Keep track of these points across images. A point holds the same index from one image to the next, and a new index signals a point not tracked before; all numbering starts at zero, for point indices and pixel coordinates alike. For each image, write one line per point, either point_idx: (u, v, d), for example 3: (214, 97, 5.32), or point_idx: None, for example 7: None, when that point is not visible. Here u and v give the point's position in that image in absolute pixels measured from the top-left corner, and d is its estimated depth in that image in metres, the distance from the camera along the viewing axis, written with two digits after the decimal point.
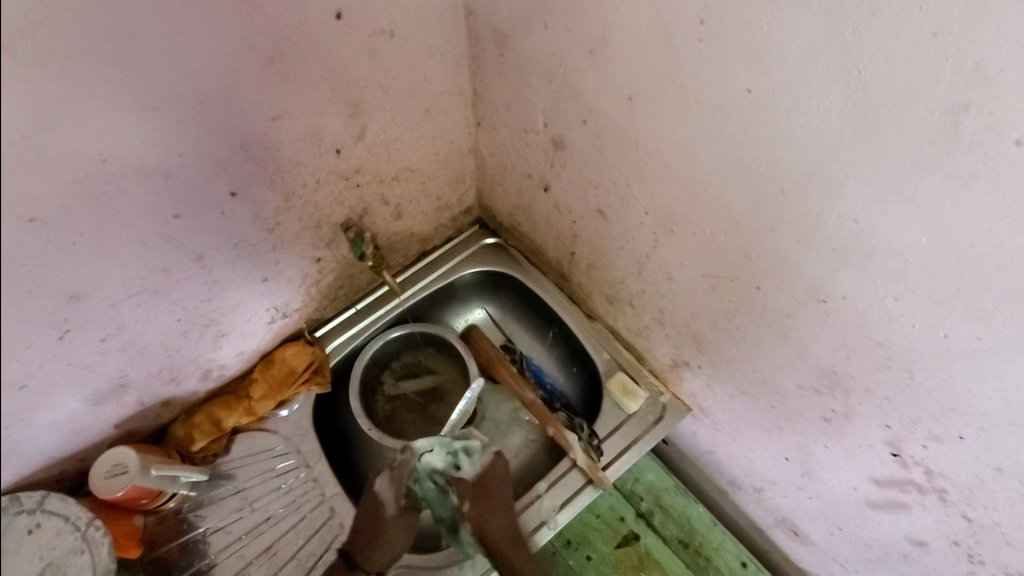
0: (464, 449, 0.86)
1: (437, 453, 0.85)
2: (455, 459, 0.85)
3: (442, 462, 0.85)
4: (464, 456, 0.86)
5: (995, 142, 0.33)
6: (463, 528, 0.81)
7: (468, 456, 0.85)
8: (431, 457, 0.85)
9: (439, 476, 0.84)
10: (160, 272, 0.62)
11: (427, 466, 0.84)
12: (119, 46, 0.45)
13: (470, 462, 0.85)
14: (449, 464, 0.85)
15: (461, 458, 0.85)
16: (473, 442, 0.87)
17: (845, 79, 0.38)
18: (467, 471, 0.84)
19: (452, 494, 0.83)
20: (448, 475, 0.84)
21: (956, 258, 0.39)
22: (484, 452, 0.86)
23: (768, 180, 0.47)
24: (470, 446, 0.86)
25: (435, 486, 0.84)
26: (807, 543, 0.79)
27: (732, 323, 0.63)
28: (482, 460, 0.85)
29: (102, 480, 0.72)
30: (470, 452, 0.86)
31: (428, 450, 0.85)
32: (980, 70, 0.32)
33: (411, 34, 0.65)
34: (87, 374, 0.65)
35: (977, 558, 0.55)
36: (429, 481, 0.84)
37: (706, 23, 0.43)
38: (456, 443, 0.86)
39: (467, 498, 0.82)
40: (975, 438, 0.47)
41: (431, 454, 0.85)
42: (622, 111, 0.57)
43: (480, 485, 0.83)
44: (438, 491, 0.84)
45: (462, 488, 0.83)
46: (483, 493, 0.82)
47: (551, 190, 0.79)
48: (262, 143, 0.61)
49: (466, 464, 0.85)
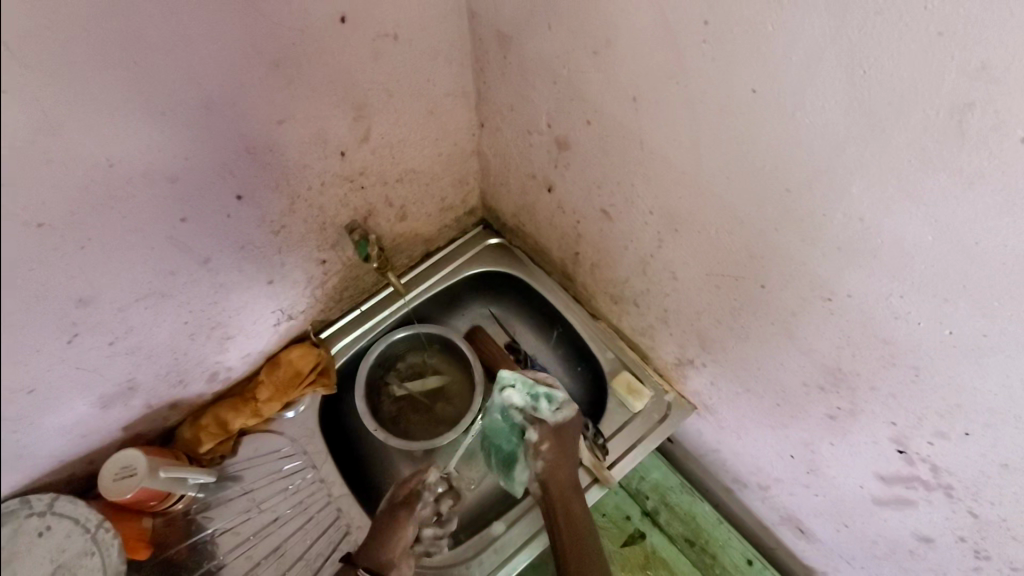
0: (547, 396, 0.82)
1: (519, 394, 0.81)
2: (534, 402, 0.81)
3: (521, 401, 0.81)
4: (545, 402, 0.81)
5: (1000, 140, 0.33)
6: (521, 465, 0.82)
7: (551, 403, 0.81)
8: (511, 394, 0.81)
9: (517, 414, 0.81)
10: (168, 275, 0.62)
11: (505, 401, 0.81)
12: (125, 51, 0.46)
13: (554, 408, 0.81)
14: (530, 405, 0.81)
15: (542, 403, 0.81)
16: (558, 390, 0.82)
17: (850, 79, 0.38)
18: (549, 416, 0.81)
19: (529, 433, 0.80)
20: (526, 416, 0.81)
21: (961, 255, 0.39)
22: (568, 404, 0.82)
23: (773, 180, 0.48)
24: (554, 395, 0.81)
25: (507, 421, 0.82)
26: (813, 541, 0.79)
27: (737, 321, 0.63)
28: (565, 409, 0.82)
29: (111, 483, 0.72)
30: (553, 400, 0.81)
31: (510, 385, 0.81)
32: (985, 68, 0.32)
33: (415, 36, 0.65)
34: (95, 377, 0.65)
35: (983, 553, 0.56)
36: (511, 415, 0.82)
37: (710, 24, 0.44)
38: (540, 388, 0.81)
39: (547, 440, 0.80)
40: (981, 434, 0.47)
41: (512, 392, 0.81)
42: (627, 111, 0.57)
43: (560, 432, 0.80)
44: (513, 426, 0.82)
45: (545, 428, 0.80)
46: (562, 440, 0.81)
47: (554, 190, 0.80)
48: (267, 147, 0.62)
49: (547, 408, 0.81)
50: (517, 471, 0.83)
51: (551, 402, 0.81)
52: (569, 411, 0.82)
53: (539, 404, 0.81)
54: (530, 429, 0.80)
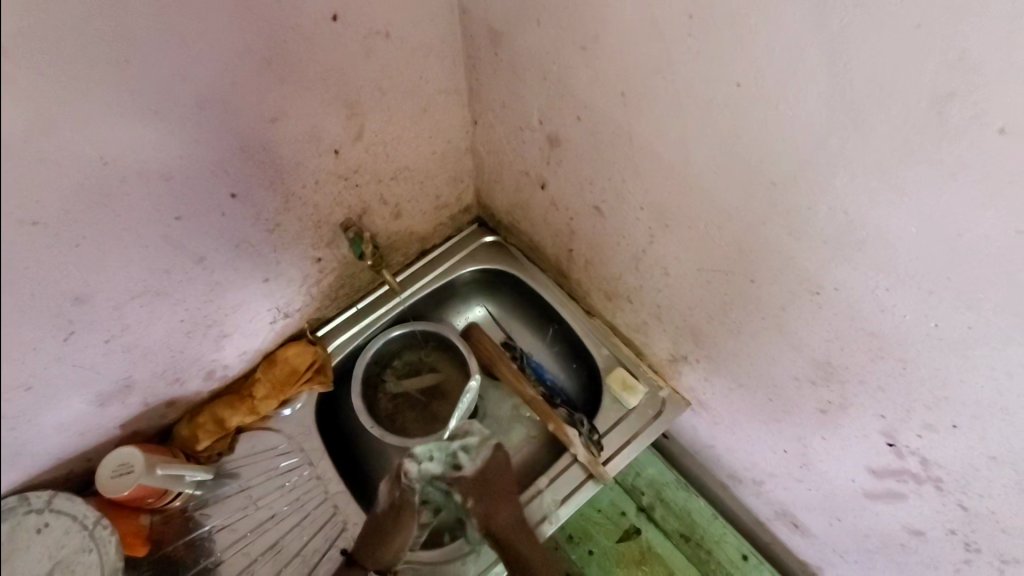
0: (463, 448, 0.88)
1: (437, 460, 0.86)
2: (453, 461, 0.87)
3: (441, 467, 0.86)
4: (464, 455, 0.88)
5: (981, 130, 0.34)
6: (470, 524, 0.83)
7: (469, 453, 0.88)
8: (429, 465, 0.85)
9: (440, 482, 0.85)
10: (163, 273, 0.63)
11: (426, 474, 0.85)
12: (118, 50, 0.46)
13: (471, 457, 0.88)
14: (449, 464, 0.86)
15: (460, 458, 0.87)
16: (471, 437, 0.89)
17: (832, 72, 0.38)
18: (468, 466, 0.86)
19: (455, 494, 0.85)
20: (449, 478, 0.85)
21: (944, 247, 0.39)
22: (483, 445, 0.89)
23: (761, 173, 0.48)
24: (469, 445, 0.88)
25: (435, 492, 0.85)
26: (808, 535, 0.79)
27: (728, 316, 0.63)
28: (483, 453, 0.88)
29: (108, 480, 0.73)
30: (468, 450, 0.88)
31: (426, 457, 0.85)
32: (964, 59, 0.32)
33: (406, 34, 0.66)
34: (92, 375, 0.66)
35: (973, 546, 0.56)
36: (434, 486, 0.85)
37: (695, 18, 0.44)
38: (454, 443, 0.87)
39: (472, 495, 0.84)
40: (968, 426, 0.47)
41: (428, 462, 0.85)
42: (616, 106, 0.58)
43: (482, 476, 0.86)
44: (442, 495, 0.85)
45: (466, 484, 0.85)
46: (490, 484, 0.85)
47: (548, 187, 0.80)
48: (261, 145, 0.62)
49: (465, 460, 0.87)
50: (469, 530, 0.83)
51: (468, 453, 0.88)
52: (484, 453, 0.88)
53: (459, 457, 0.87)
54: (455, 490, 0.85)
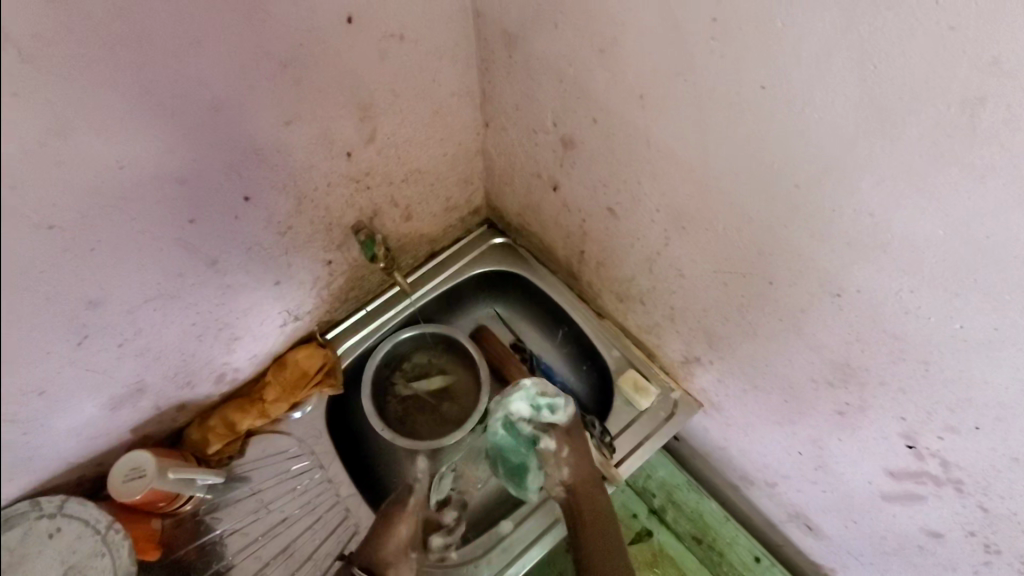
0: (550, 404, 0.84)
1: (526, 402, 0.85)
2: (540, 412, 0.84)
3: (529, 411, 0.84)
4: (549, 410, 0.84)
5: (1012, 133, 0.34)
6: (532, 472, 0.84)
7: (555, 411, 0.83)
8: (515, 405, 0.85)
9: (526, 425, 0.84)
10: (176, 277, 0.63)
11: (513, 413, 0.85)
12: (134, 53, 0.46)
13: (559, 413, 0.83)
14: (536, 412, 0.84)
15: (547, 413, 0.83)
16: (559, 395, 0.84)
17: (861, 75, 0.38)
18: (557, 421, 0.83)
19: (545, 442, 0.83)
20: (536, 425, 0.84)
21: (972, 249, 0.39)
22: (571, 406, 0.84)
23: (782, 175, 0.48)
24: (557, 402, 0.84)
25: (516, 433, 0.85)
26: (821, 537, 0.79)
27: (744, 318, 0.63)
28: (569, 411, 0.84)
29: (120, 485, 0.72)
30: (555, 407, 0.84)
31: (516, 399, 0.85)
32: (998, 63, 0.32)
33: (420, 36, 0.66)
34: (104, 378, 0.66)
35: (993, 548, 0.56)
36: (518, 426, 0.85)
37: (718, 21, 0.44)
38: (544, 398, 0.84)
39: (567, 445, 0.82)
40: (992, 428, 0.47)
41: (518, 403, 0.84)
42: (634, 109, 0.57)
43: (572, 433, 0.83)
44: (523, 438, 0.85)
45: (559, 434, 0.83)
46: (576, 442, 0.83)
47: (560, 189, 0.80)
48: (275, 148, 0.62)
49: (551, 415, 0.84)
50: (529, 480, 0.84)
51: (557, 409, 0.83)
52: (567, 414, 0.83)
53: (545, 412, 0.84)
54: (545, 437, 0.83)
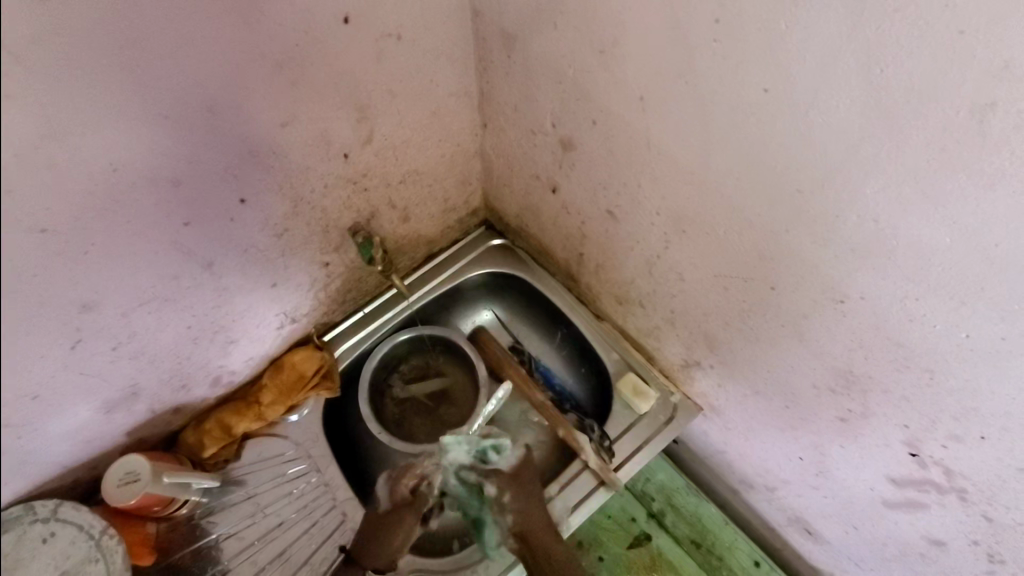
0: (494, 447, 0.87)
1: (465, 451, 0.86)
2: (484, 455, 0.86)
3: (468, 458, 0.86)
4: (494, 453, 0.87)
5: (1022, 140, 0.33)
6: (488, 528, 0.82)
7: (500, 453, 0.87)
8: (452, 453, 0.86)
9: (471, 473, 0.86)
10: (170, 280, 0.62)
11: (454, 463, 0.86)
12: (127, 54, 0.45)
13: (501, 456, 0.87)
14: (479, 455, 0.86)
15: (490, 454, 0.87)
16: (500, 438, 0.88)
17: (866, 79, 0.37)
18: (501, 465, 0.86)
19: (487, 488, 0.84)
20: (478, 471, 0.86)
21: (980, 257, 0.38)
22: (514, 452, 0.88)
23: (786, 180, 0.47)
24: (501, 444, 0.87)
25: (463, 483, 0.85)
26: (822, 543, 0.78)
27: (745, 323, 0.63)
28: (513, 456, 0.88)
29: (115, 489, 0.71)
30: (498, 449, 0.87)
31: (453, 446, 0.86)
32: (1008, 68, 0.31)
33: (418, 37, 0.65)
34: (98, 383, 0.65)
35: (997, 557, 0.55)
36: (465, 477, 0.86)
37: (721, 22, 0.43)
38: (488, 441, 0.87)
39: (507, 489, 0.84)
40: (997, 438, 0.46)
41: (457, 451, 0.86)
42: (634, 111, 0.57)
43: (517, 478, 0.85)
44: (472, 487, 0.85)
45: (501, 479, 0.85)
46: (523, 485, 0.84)
47: (559, 191, 0.79)
48: (271, 149, 0.61)
49: (495, 458, 0.86)
50: (488, 535, 0.82)
51: (500, 451, 0.87)
52: (512, 458, 0.87)
53: (488, 455, 0.87)
54: (489, 483, 0.85)
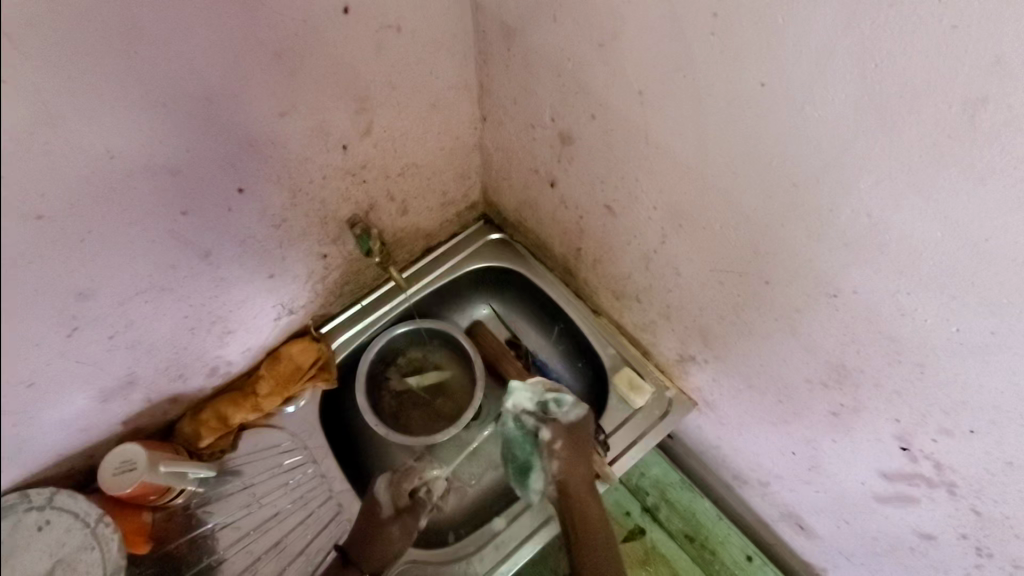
0: (555, 398, 0.85)
1: (530, 397, 0.86)
2: (545, 405, 0.85)
3: (531, 405, 0.86)
4: (554, 404, 0.85)
5: (1013, 135, 0.33)
6: (537, 472, 0.84)
7: (559, 405, 0.85)
8: (522, 399, 0.86)
9: (529, 418, 0.85)
10: (168, 269, 0.62)
11: (517, 408, 0.86)
12: (125, 41, 0.45)
13: (564, 408, 0.85)
14: (541, 407, 0.85)
15: (552, 405, 0.85)
16: (566, 393, 0.85)
17: (861, 74, 0.38)
18: (558, 415, 0.84)
19: (542, 433, 0.84)
20: (537, 417, 0.85)
21: (970, 251, 0.39)
22: (576, 405, 0.85)
23: (781, 174, 0.47)
24: (562, 398, 0.85)
25: (520, 428, 0.87)
26: (813, 537, 0.79)
27: (740, 318, 0.63)
28: (574, 410, 0.84)
29: (111, 476, 0.72)
30: (563, 402, 0.85)
31: (520, 391, 0.86)
32: (999, 63, 0.32)
33: (418, 29, 0.65)
34: (95, 371, 0.65)
35: (985, 551, 0.56)
36: (524, 420, 0.86)
37: (719, 16, 0.43)
38: (548, 394, 0.86)
39: (560, 439, 0.82)
40: (986, 432, 0.47)
41: (521, 398, 0.86)
42: (633, 105, 0.57)
43: (574, 432, 0.83)
44: (527, 432, 0.86)
45: (558, 428, 0.83)
46: (577, 443, 0.82)
47: (557, 185, 0.79)
48: (270, 139, 0.61)
49: (558, 410, 0.84)
50: (533, 479, 0.85)
51: (560, 403, 0.85)
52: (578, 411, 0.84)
53: (550, 406, 0.85)
54: (543, 429, 0.84)
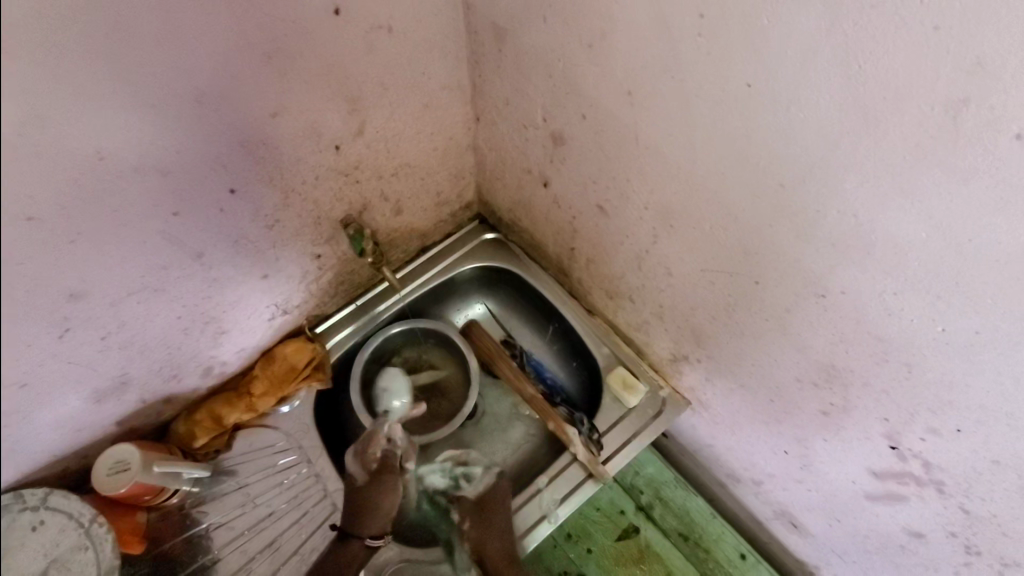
0: (465, 474, 0.89)
1: (439, 476, 0.89)
2: (455, 481, 0.88)
3: (443, 483, 0.89)
4: (464, 480, 0.89)
5: (995, 136, 0.33)
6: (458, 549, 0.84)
7: (469, 480, 0.88)
8: (431, 477, 0.89)
9: (441, 497, 0.88)
10: (160, 270, 0.62)
11: (427, 486, 0.89)
12: (115, 43, 0.45)
13: (472, 483, 0.88)
14: (451, 484, 0.89)
15: (462, 482, 0.88)
16: (473, 466, 0.90)
17: (846, 75, 0.38)
18: (467, 491, 0.87)
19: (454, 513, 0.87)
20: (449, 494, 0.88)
21: (955, 252, 0.39)
22: (484, 477, 0.88)
23: (769, 175, 0.47)
24: (470, 471, 0.89)
25: (434, 507, 0.88)
26: (806, 536, 0.79)
27: (731, 317, 0.63)
28: (481, 482, 0.88)
29: (104, 478, 0.72)
30: (470, 477, 0.89)
31: (429, 471, 0.89)
32: (981, 64, 0.32)
33: (409, 30, 0.65)
34: (88, 371, 0.65)
35: (974, 549, 0.56)
36: (437, 500, 0.89)
37: (705, 17, 0.43)
38: (457, 469, 0.89)
39: (468, 518, 0.84)
40: (973, 431, 0.47)
41: (432, 476, 0.89)
42: (622, 105, 0.57)
43: (482, 505, 0.85)
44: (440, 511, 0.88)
45: (463, 507, 0.86)
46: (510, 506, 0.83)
47: (550, 185, 0.79)
48: (261, 140, 0.61)
49: (467, 486, 0.88)
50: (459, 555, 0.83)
51: (469, 479, 0.88)
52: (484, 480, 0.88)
53: (460, 483, 0.88)
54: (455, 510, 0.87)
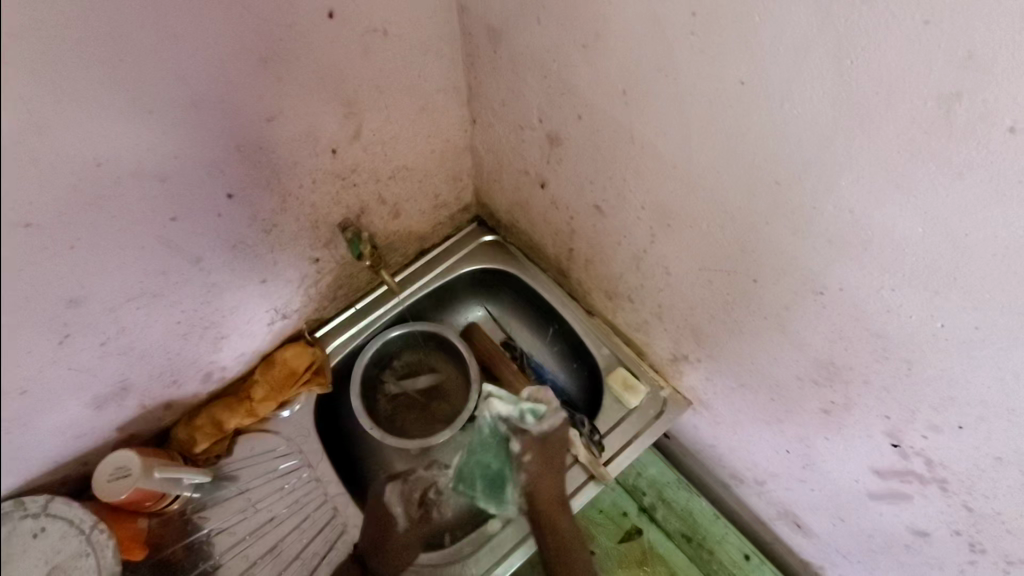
0: (532, 410, 0.84)
1: (507, 403, 0.86)
2: (521, 414, 0.84)
3: (507, 411, 0.85)
4: (531, 416, 0.84)
5: (987, 129, 0.33)
6: (510, 484, 0.85)
7: (534, 416, 0.84)
8: (498, 403, 0.86)
9: (502, 425, 0.86)
10: (158, 275, 0.62)
11: (493, 411, 0.86)
12: (108, 50, 0.45)
13: (538, 421, 0.84)
14: (516, 414, 0.85)
15: (529, 417, 0.84)
16: (543, 404, 0.85)
17: (838, 71, 0.38)
18: (535, 429, 0.83)
19: (513, 444, 0.84)
20: (513, 426, 0.85)
21: (952, 246, 0.39)
22: (556, 414, 0.84)
23: (764, 172, 0.47)
24: (538, 409, 0.84)
25: (493, 432, 0.87)
26: (810, 535, 0.79)
27: (730, 315, 0.63)
28: (554, 419, 0.84)
29: (105, 483, 0.72)
30: (537, 415, 0.84)
31: (498, 398, 0.86)
32: (972, 57, 0.32)
33: (404, 32, 0.65)
34: (88, 378, 0.65)
35: (978, 547, 0.55)
36: (498, 425, 0.87)
37: (698, 15, 0.43)
38: (525, 403, 0.85)
39: (530, 450, 0.83)
40: (975, 427, 0.46)
41: (500, 403, 0.86)
42: (617, 105, 0.57)
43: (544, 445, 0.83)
44: (501, 440, 0.87)
45: (527, 439, 0.83)
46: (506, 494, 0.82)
47: (547, 185, 0.79)
48: (258, 144, 0.61)
49: (532, 421, 0.84)
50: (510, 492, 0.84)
51: (537, 416, 0.84)
52: (553, 421, 0.83)
53: (526, 417, 0.84)
54: (512, 440, 0.84)
